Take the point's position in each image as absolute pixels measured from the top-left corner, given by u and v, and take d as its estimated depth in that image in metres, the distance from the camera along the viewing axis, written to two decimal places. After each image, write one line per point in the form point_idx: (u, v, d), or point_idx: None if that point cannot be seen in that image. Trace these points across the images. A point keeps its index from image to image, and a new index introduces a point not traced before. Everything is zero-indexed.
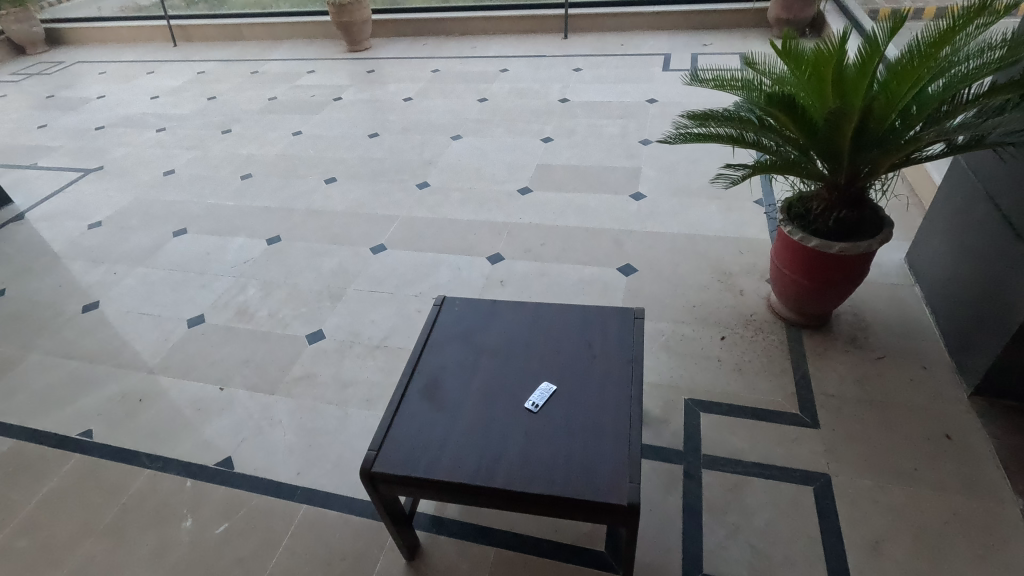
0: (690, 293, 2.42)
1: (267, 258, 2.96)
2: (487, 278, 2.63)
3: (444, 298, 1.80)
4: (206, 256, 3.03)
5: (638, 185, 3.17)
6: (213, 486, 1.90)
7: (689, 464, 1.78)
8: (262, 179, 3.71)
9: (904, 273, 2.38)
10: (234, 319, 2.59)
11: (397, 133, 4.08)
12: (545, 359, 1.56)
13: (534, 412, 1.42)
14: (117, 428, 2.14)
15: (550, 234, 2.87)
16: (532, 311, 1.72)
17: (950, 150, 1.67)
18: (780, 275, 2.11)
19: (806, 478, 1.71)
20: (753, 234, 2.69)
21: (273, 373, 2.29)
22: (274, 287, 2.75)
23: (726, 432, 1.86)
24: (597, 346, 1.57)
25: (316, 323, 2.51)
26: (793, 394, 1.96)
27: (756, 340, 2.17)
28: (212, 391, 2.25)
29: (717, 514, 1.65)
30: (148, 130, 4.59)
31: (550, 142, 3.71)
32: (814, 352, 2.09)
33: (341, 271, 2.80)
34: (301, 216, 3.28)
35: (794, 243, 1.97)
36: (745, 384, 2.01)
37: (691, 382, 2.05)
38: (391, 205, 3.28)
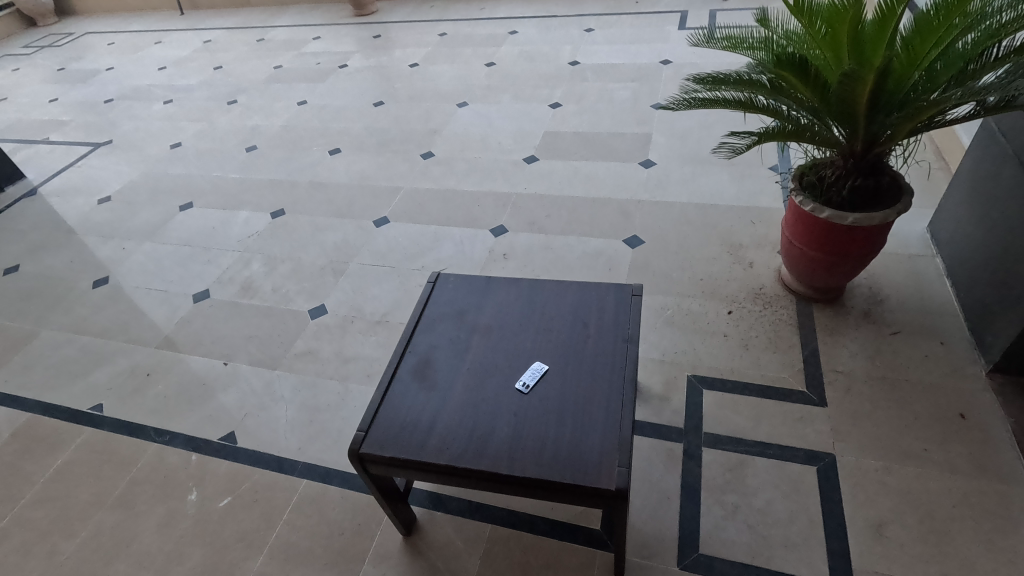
0: (697, 266, 2.35)
1: (272, 232, 2.96)
2: (490, 252, 2.59)
3: (439, 274, 1.76)
4: (213, 230, 3.04)
5: (649, 152, 3.06)
6: (218, 460, 1.94)
7: (689, 443, 1.75)
8: (267, 151, 3.67)
9: (925, 242, 2.26)
10: (239, 294, 2.60)
11: (402, 102, 3.99)
12: (538, 338, 1.52)
13: (524, 393, 1.39)
14: (126, 402, 2.18)
15: (556, 205, 2.79)
16: (527, 287, 1.67)
17: (977, 113, 1.54)
18: (791, 247, 2.02)
19: (809, 458, 1.67)
20: (766, 204, 2.58)
21: (276, 349, 2.30)
22: (278, 262, 2.75)
23: (729, 410, 1.82)
24: (592, 325, 1.53)
25: (319, 298, 2.51)
26: (800, 371, 1.89)
27: (765, 315, 2.09)
28: (217, 365, 2.28)
29: (716, 494, 1.63)
30: (156, 102, 4.56)
31: (558, 108, 3.58)
32: (824, 327, 2.01)
33: (345, 245, 2.78)
34: (305, 189, 3.25)
35: (805, 215, 1.88)
36: (750, 360, 1.95)
37: (694, 358, 2.00)
38: (394, 177, 3.22)
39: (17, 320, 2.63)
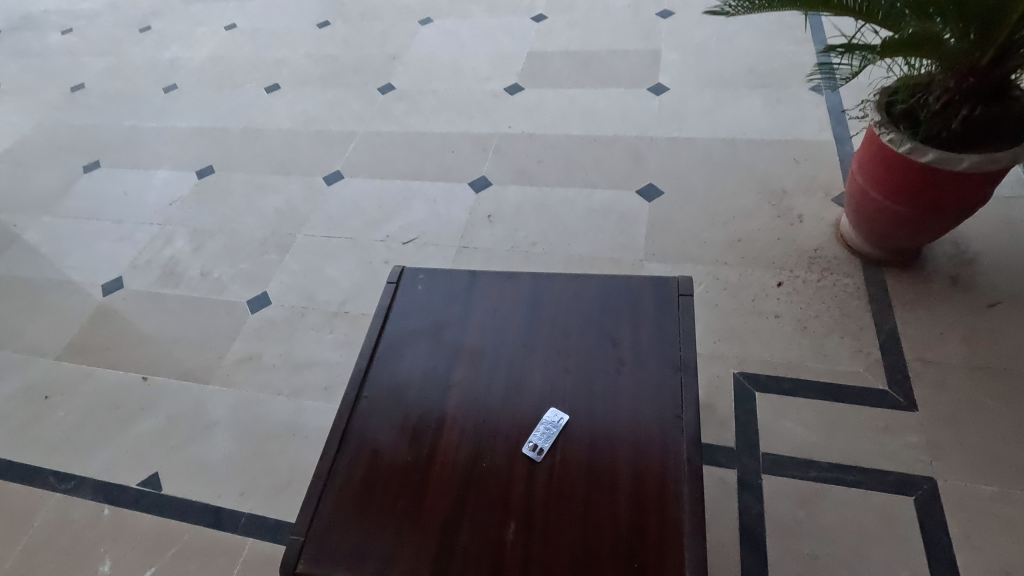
0: (733, 222, 1.87)
1: (199, 196, 2.38)
2: (471, 213, 2.07)
3: (404, 270, 1.27)
4: (125, 197, 2.45)
5: (659, 73, 2.48)
6: (138, 514, 1.51)
7: (744, 469, 1.35)
8: (189, 91, 2.99)
9: (1016, 180, 1.80)
10: (159, 282, 2.08)
11: (353, 21, 3.27)
12: (551, 367, 1.06)
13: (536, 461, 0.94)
14: (19, 436, 1.71)
15: (549, 148, 2.25)
16: (528, 288, 1.19)
17: None
18: (865, 201, 1.55)
19: (902, 486, 1.29)
20: (811, 136, 2.07)
21: (208, 355, 1.82)
22: (206, 236, 2.20)
23: (792, 420, 1.41)
24: (626, 345, 1.07)
25: (260, 284, 2.00)
26: (876, 362, 1.48)
27: (824, 286, 1.65)
28: (134, 381, 1.80)
29: (786, 541, 1.25)
30: (53, 33, 3.75)
31: (543, 22, 2.93)
32: (902, 300, 1.58)
33: (289, 211, 2.23)
34: (238, 138, 2.63)
35: (896, 157, 1.39)
36: (812, 349, 1.53)
37: (739, 348, 1.57)
38: (347, 118, 2.61)
39: None
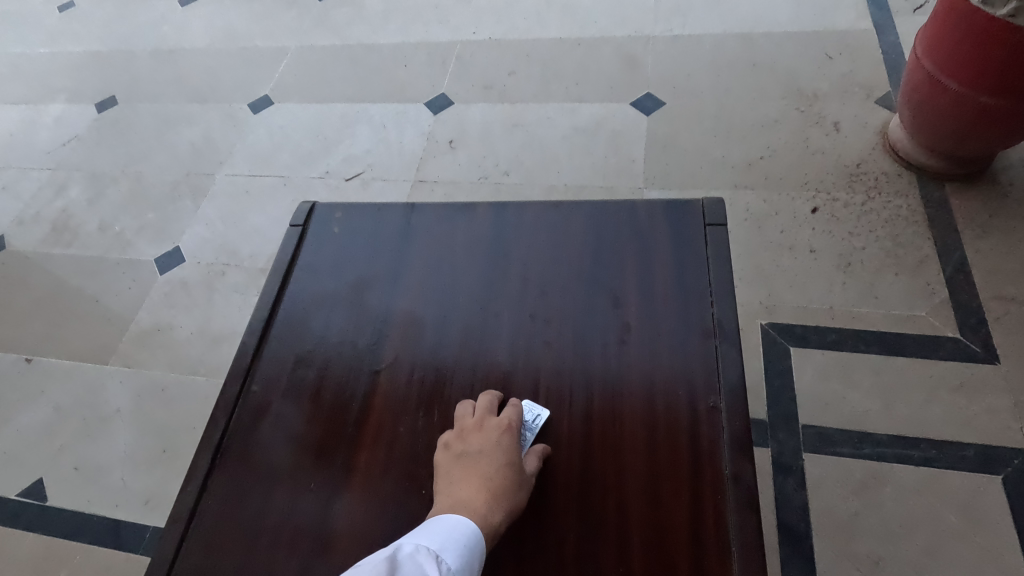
0: (752, 136, 1.51)
1: (98, 134, 1.95)
2: (428, 139, 1.68)
3: (318, 208, 0.91)
4: (9, 138, 2.01)
5: None
6: (17, 533, 1.20)
7: (780, 448, 1.05)
8: (89, 9, 2.48)
9: None
10: (49, 240, 1.69)
11: None
12: (522, 339, 0.72)
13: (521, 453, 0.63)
14: None
15: (521, 55, 1.83)
16: (490, 224, 0.85)
17: None
18: (931, 95, 1.19)
19: (986, 461, 1.00)
20: (844, 25, 1.67)
21: (108, 328, 1.47)
22: (107, 182, 1.80)
23: (838, 381, 1.11)
24: (631, 300, 0.73)
25: (171, 237, 1.62)
26: (942, 303, 1.16)
27: (871, 209, 1.31)
28: (15, 365, 1.45)
29: (839, 540, 0.96)
30: None
31: None
32: (970, 223, 1.25)
33: (207, 147, 1.82)
34: (147, 62, 2.17)
35: (992, 25, 1.02)
36: (860, 290, 1.21)
37: (767, 293, 1.24)
38: (277, 31, 2.15)
39: None
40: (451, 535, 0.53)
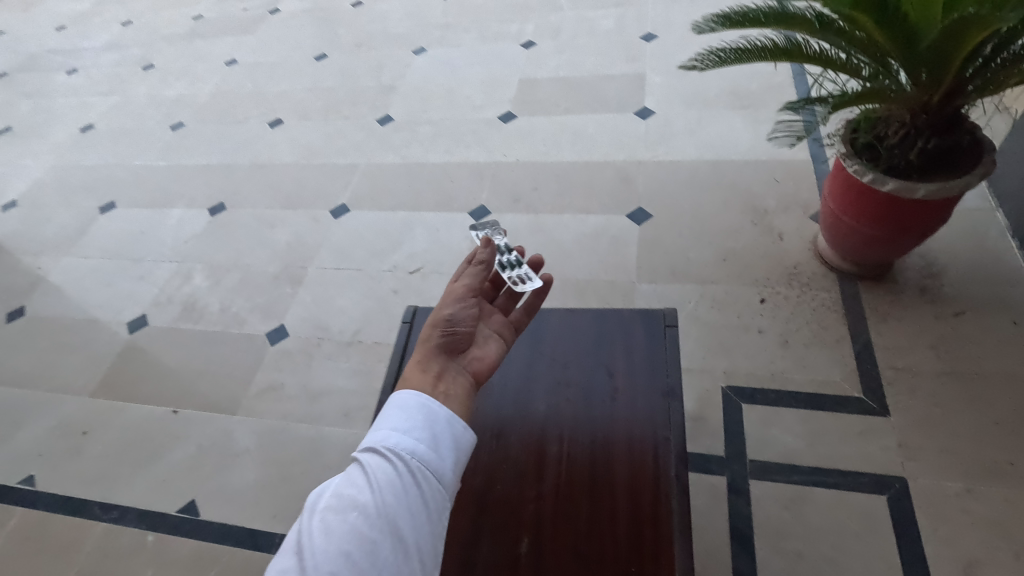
0: (718, 241, 2.00)
1: (211, 233, 2.51)
2: (472, 240, 2.20)
3: (416, 311, 1.40)
4: (141, 236, 2.57)
5: (645, 96, 2.61)
6: (178, 539, 1.63)
7: (733, 475, 1.48)
8: (196, 128, 3.12)
9: (981, 192, 1.93)
10: (181, 318, 2.20)
11: (349, 52, 3.39)
12: (554, 399, 1.19)
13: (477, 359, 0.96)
14: (61, 471, 1.84)
15: (542, 174, 2.38)
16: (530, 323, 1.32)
17: None
18: (835, 222, 1.68)
19: (878, 485, 1.41)
20: (789, 155, 2.20)
21: (233, 387, 1.95)
22: (223, 272, 2.33)
23: (776, 428, 1.54)
24: (619, 374, 1.20)
25: (277, 317, 2.12)
26: (852, 371, 1.61)
27: (804, 300, 1.78)
28: (164, 415, 1.92)
29: (773, 540, 1.37)
30: (58, 73, 3.87)
31: (532, 48, 3.06)
32: (875, 311, 1.71)
33: (299, 244, 2.36)
34: (246, 173, 2.75)
35: (861, 185, 1.52)
36: (794, 361, 1.66)
37: (726, 362, 1.69)
38: (349, 150, 2.74)
39: None
40: (401, 412, 0.78)
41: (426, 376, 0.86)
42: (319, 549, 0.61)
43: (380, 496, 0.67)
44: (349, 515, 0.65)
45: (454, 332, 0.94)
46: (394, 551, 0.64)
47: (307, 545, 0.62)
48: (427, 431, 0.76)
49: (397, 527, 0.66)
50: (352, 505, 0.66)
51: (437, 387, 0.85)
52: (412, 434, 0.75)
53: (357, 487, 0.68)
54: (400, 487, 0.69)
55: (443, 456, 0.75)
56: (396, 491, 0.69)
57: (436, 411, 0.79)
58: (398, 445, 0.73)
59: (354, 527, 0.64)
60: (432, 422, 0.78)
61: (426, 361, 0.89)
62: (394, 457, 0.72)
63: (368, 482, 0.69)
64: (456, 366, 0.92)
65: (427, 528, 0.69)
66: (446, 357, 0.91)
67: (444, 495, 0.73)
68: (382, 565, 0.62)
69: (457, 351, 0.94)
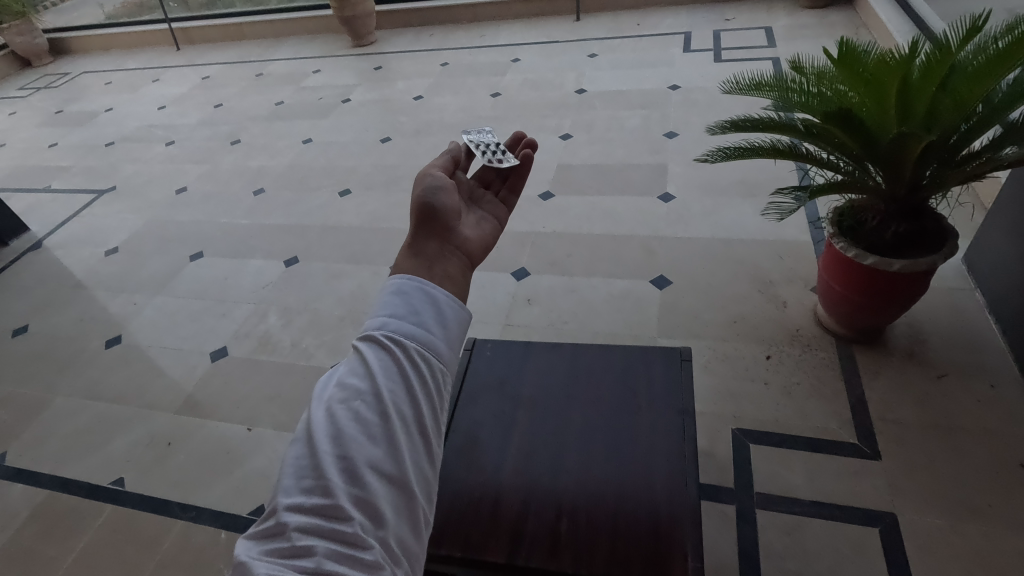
0: (730, 306, 2.29)
1: (286, 281, 2.89)
2: (513, 296, 2.52)
3: (474, 340, 1.68)
4: (224, 281, 2.97)
5: (666, 183, 3.01)
6: None
7: (741, 504, 1.68)
8: (274, 194, 3.61)
9: (961, 275, 2.21)
10: (257, 351, 2.53)
11: (410, 137, 3.93)
12: (589, 415, 1.44)
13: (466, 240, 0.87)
14: (147, 475, 2.10)
15: (576, 244, 2.74)
16: (568, 354, 1.60)
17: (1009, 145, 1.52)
18: (830, 290, 1.96)
19: (870, 518, 1.60)
20: (793, 237, 2.53)
21: (301, 411, 2.23)
22: (295, 314, 2.68)
23: (779, 466, 1.75)
24: (642, 396, 1.45)
25: (341, 353, 2.44)
26: (847, 421, 1.83)
27: (805, 359, 2.03)
28: (239, 432, 2.20)
29: (776, 561, 1.55)
30: (158, 144, 4.51)
31: (568, 139, 3.54)
32: (868, 370, 1.95)
33: (362, 294, 2.71)
34: (317, 233, 3.18)
35: (847, 259, 1.82)
36: (796, 409, 1.89)
37: (736, 408, 1.93)
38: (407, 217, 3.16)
39: (29, 386, 2.55)
40: (397, 295, 0.67)
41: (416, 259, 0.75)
42: (323, 440, 0.54)
43: (384, 382, 0.58)
44: (353, 404, 0.56)
45: (439, 216, 0.85)
46: (403, 436, 0.56)
47: (316, 433, 0.54)
48: (428, 313, 0.66)
49: (402, 412, 0.58)
50: (356, 393, 0.57)
51: (431, 270, 0.74)
52: (411, 319, 0.65)
53: (358, 375, 0.59)
54: (404, 374, 0.60)
55: (448, 337, 0.66)
56: (399, 379, 0.59)
57: (434, 294, 0.67)
58: (398, 329, 0.63)
59: (357, 417, 0.55)
60: (434, 303, 0.67)
61: (417, 247, 0.79)
62: (392, 342, 0.61)
63: (368, 371, 0.59)
64: (450, 247, 0.82)
65: (435, 413, 0.60)
66: (437, 241, 0.81)
67: (450, 375, 0.64)
68: (390, 447, 0.55)
69: (446, 235, 0.83)
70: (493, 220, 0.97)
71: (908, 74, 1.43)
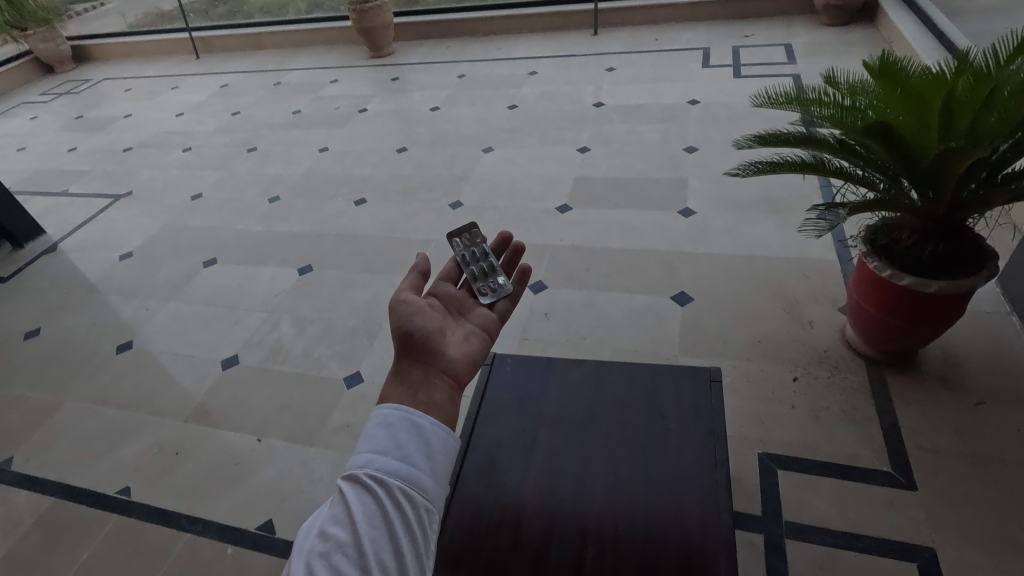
0: (754, 325, 2.22)
1: (299, 289, 2.86)
2: (530, 309, 2.47)
3: (494, 355, 1.63)
4: (237, 288, 2.94)
5: (687, 198, 2.96)
6: (255, 552, 1.80)
7: (770, 533, 1.61)
8: (290, 202, 3.60)
9: (995, 298, 2.14)
10: (269, 360, 2.49)
11: (426, 147, 3.92)
12: (613, 435, 1.38)
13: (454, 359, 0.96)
14: (154, 485, 2.05)
15: (594, 258, 2.69)
16: (592, 371, 1.54)
17: None
18: (861, 311, 1.90)
19: (907, 552, 1.52)
20: (818, 255, 2.47)
21: (312, 422, 2.18)
22: (308, 323, 2.65)
23: (809, 493, 1.68)
24: (670, 416, 1.40)
25: (354, 364, 2.39)
26: (880, 447, 1.75)
27: (834, 382, 1.96)
28: (249, 442, 2.15)
29: None
30: (174, 150, 4.53)
31: (586, 152, 3.51)
32: (900, 395, 1.88)
33: (376, 304, 2.67)
34: (332, 242, 3.15)
35: (881, 279, 1.75)
36: (826, 434, 1.81)
37: (763, 431, 1.86)
38: (423, 227, 3.13)
39: (38, 390, 2.52)
40: (384, 429, 0.77)
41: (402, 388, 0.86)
42: None
43: (366, 528, 0.67)
44: (336, 554, 0.65)
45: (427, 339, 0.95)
46: None
47: None
48: (410, 448, 0.76)
49: (383, 557, 0.66)
50: (341, 541, 0.66)
51: (416, 396, 0.85)
52: (394, 455, 0.75)
53: (342, 520, 0.68)
54: (385, 517, 0.69)
55: (427, 469, 0.75)
56: (380, 524, 0.69)
57: (418, 426, 0.78)
58: (382, 466, 0.73)
59: (339, 568, 0.63)
60: (415, 438, 0.77)
61: (403, 373, 0.89)
62: (374, 483, 0.71)
63: (351, 518, 0.68)
64: (435, 371, 0.92)
65: (414, 548, 0.69)
66: (423, 366, 0.92)
67: (431, 508, 0.73)
68: None
69: (432, 357, 0.94)
70: (483, 329, 1.07)
71: (954, 90, 1.37)
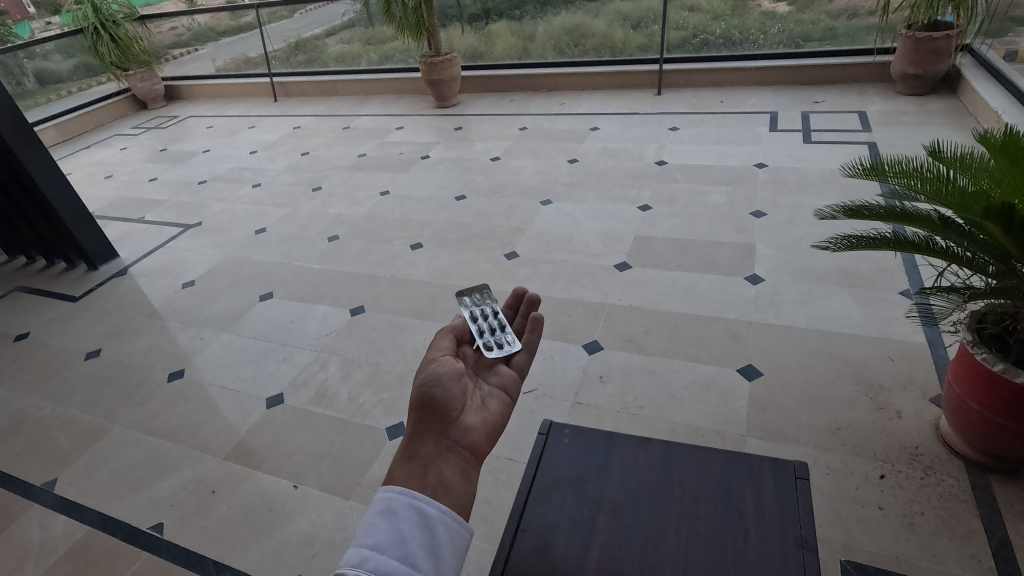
0: (833, 410, 2.03)
1: (350, 331, 2.84)
2: (584, 371, 2.35)
3: (551, 423, 1.52)
4: (290, 324, 2.96)
5: (754, 265, 2.82)
6: None
7: None
8: (348, 242, 3.66)
9: None
10: (313, 402, 2.44)
11: (485, 196, 3.95)
12: (683, 530, 1.23)
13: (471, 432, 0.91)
14: (186, 525, 1.99)
15: (655, 321, 2.56)
16: (659, 452, 1.40)
17: None
18: (963, 407, 1.69)
19: None
20: (904, 337, 2.26)
21: (351, 473, 2.10)
22: (355, 366, 2.61)
23: None
24: (750, 517, 1.23)
25: (398, 415, 2.31)
26: (989, 569, 1.51)
27: (928, 485, 1.74)
28: (286, 487, 2.08)
29: None
30: (245, 186, 4.74)
31: (647, 210, 3.43)
32: (1012, 509, 1.63)
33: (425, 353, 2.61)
34: (385, 285, 3.15)
35: (989, 372, 1.56)
36: (920, 546, 1.59)
37: (845, 535, 1.64)
38: (477, 276, 3.09)
39: (89, 413, 2.55)
40: (387, 519, 0.73)
41: (411, 467, 0.82)
42: None
43: None
44: None
45: (440, 407, 0.90)
46: None
47: None
48: (412, 544, 0.72)
49: None
50: None
51: (425, 477, 0.81)
52: (394, 554, 0.71)
53: None
54: None
55: (429, 568, 0.71)
56: None
57: (425, 515, 0.75)
58: (378, 567, 0.69)
59: None
60: (419, 532, 0.73)
61: (413, 447, 0.85)
62: None
63: None
64: (448, 443, 0.88)
65: None
66: (434, 439, 0.87)
67: None
68: None
69: (444, 426, 0.89)
70: (497, 396, 1.01)
71: None
